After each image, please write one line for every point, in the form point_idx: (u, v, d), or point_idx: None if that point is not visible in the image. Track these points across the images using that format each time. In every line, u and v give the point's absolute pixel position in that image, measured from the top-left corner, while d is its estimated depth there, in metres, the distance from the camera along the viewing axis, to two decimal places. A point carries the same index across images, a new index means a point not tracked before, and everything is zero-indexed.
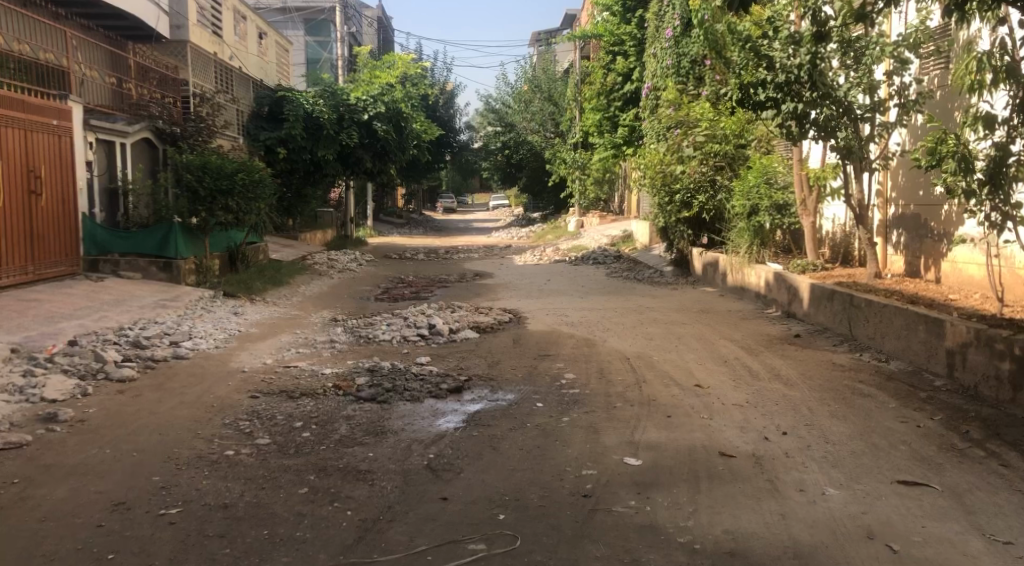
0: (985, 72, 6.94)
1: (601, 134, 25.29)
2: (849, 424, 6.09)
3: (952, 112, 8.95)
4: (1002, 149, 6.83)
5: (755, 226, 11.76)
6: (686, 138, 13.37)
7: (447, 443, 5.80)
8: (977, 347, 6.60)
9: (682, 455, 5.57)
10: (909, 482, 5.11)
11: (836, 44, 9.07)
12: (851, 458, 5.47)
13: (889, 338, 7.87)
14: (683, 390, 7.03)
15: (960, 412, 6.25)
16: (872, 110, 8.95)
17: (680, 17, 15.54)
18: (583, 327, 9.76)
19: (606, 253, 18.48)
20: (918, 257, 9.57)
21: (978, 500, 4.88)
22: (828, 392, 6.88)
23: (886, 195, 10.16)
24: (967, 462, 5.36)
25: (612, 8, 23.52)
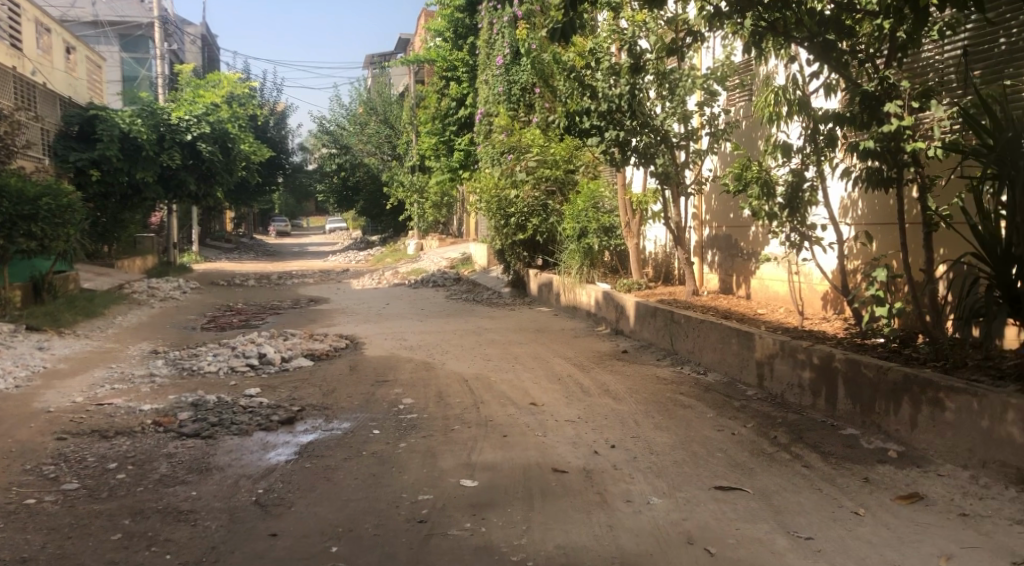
0: (781, 105, 7.56)
1: (437, 158, 25.47)
2: (672, 435, 6.41)
3: (757, 141, 9.64)
4: (797, 176, 7.48)
5: (585, 247, 12.25)
6: (519, 163, 13.65)
7: (278, 476, 5.66)
8: (782, 358, 7.12)
9: (518, 473, 5.69)
10: (725, 488, 5.43)
11: (653, 75, 9.55)
12: (673, 467, 5.77)
13: (707, 351, 8.35)
14: (518, 409, 7.18)
15: (769, 419, 6.71)
16: (686, 139, 9.53)
17: (510, 45, 16.05)
18: (421, 350, 9.79)
19: (446, 275, 18.60)
20: (731, 275, 10.21)
21: (785, 499, 5.25)
22: (653, 405, 7.21)
23: (701, 217, 10.83)
24: (776, 466, 5.76)
25: (445, 34, 23.73)
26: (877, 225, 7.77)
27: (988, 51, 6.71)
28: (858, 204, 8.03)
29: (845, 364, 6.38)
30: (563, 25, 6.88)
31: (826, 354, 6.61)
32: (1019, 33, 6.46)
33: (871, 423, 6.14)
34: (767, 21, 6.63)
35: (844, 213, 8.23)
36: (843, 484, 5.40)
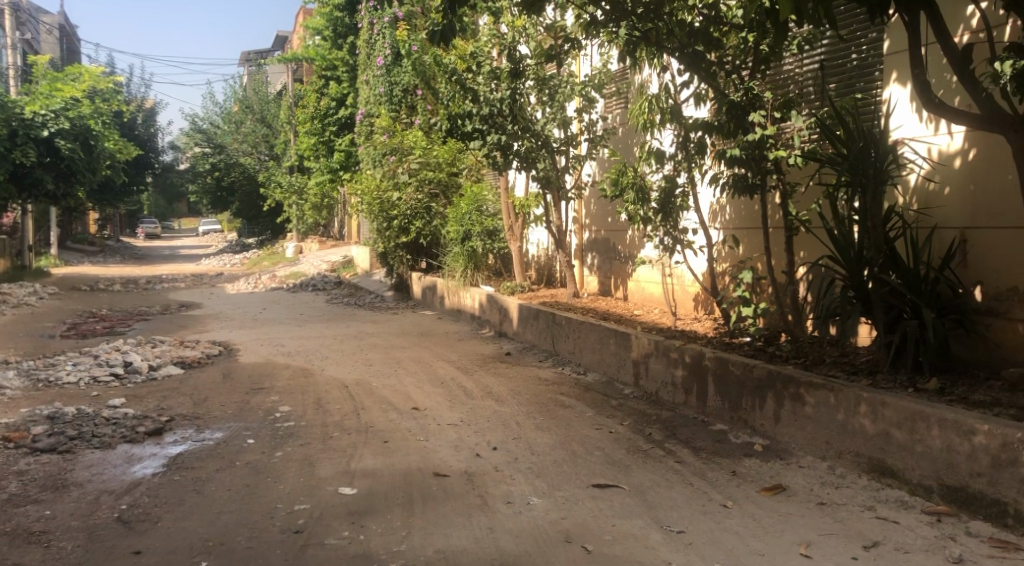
0: (654, 112, 7.75)
1: (317, 159, 24.98)
2: (552, 435, 6.48)
3: (633, 147, 9.89)
4: (670, 182, 7.70)
5: (469, 250, 12.20)
6: (402, 165, 13.43)
7: (142, 491, 5.41)
8: (657, 357, 7.31)
9: (398, 479, 5.63)
10: (602, 486, 5.51)
11: (534, 80, 9.63)
12: (552, 467, 5.82)
13: (586, 352, 8.49)
14: (400, 414, 7.11)
15: (645, 417, 6.88)
16: (565, 144, 9.72)
17: (391, 46, 15.82)
18: (300, 356, 9.57)
19: (327, 279, 18.22)
20: (609, 277, 10.42)
21: (659, 495, 5.36)
22: (534, 406, 7.27)
23: (581, 221, 11.03)
24: (650, 462, 5.89)
25: (324, 32, 23.31)
26: (743, 229, 8.10)
27: (842, 66, 7.11)
28: (725, 209, 8.35)
29: (715, 363, 6.60)
30: (443, 28, 6.71)
31: (697, 353, 6.82)
32: (870, 49, 6.85)
33: (738, 419, 6.37)
34: (641, 31, 6.78)
35: (713, 217, 8.55)
36: (713, 478, 5.58)
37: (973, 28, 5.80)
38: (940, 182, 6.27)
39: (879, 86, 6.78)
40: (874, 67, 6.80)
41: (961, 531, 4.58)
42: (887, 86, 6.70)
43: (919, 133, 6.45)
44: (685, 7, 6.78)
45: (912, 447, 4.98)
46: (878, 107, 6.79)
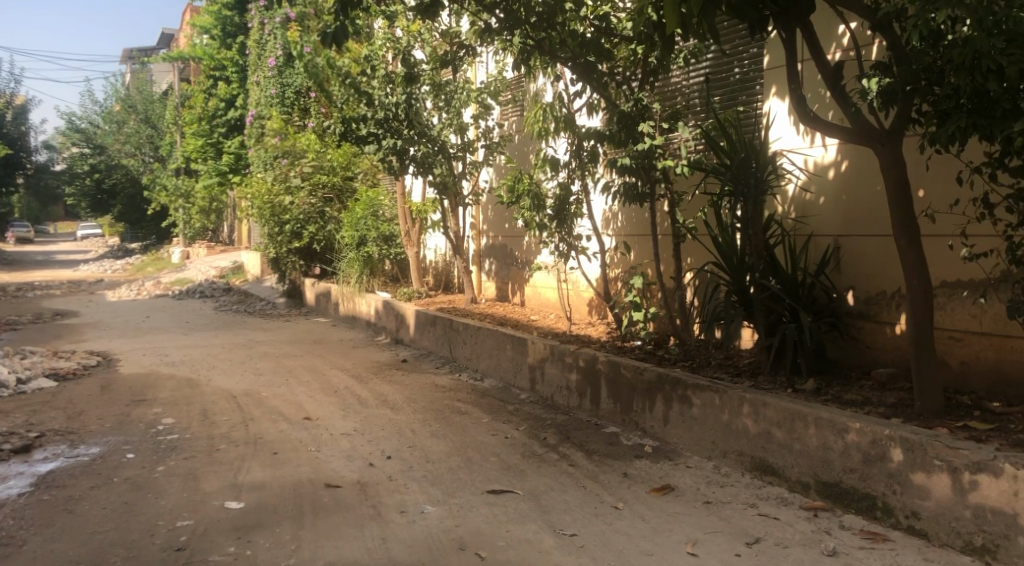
0: (548, 121, 7.85)
1: (205, 161, 24.24)
2: (447, 442, 6.47)
3: (528, 155, 10.00)
4: (565, 189, 7.81)
5: (365, 256, 12.09)
6: (294, 169, 13.22)
7: (9, 513, 5.13)
8: (552, 362, 7.39)
9: (287, 491, 5.51)
10: (497, 491, 5.51)
11: (429, 86, 9.58)
12: (447, 474, 5.80)
13: (483, 358, 8.52)
14: (291, 424, 6.97)
15: (540, 421, 6.95)
16: (462, 150, 9.66)
17: (282, 48, 15.45)
18: (185, 366, 9.26)
19: (215, 285, 17.70)
20: (507, 283, 10.49)
21: (552, 499, 5.40)
22: (429, 413, 7.25)
23: (479, 227, 11.08)
24: (544, 466, 5.95)
25: (211, 31, 22.67)
26: (634, 236, 8.29)
27: (726, 79, 7.39)
28: (618, 216, 8.53)
29: (607, 367, 6.73)
30: (334, 29, 6.51)
31: (590, 357, 6.94)
32: (751, 64, 7.14)
33: (630, 421, 6.51)
34: (535, 40, 6.86)
35: (606, 224, 8.72)
36: (605, 480, 5.67)
37: (843, 47, 6.14)
38: (816, 192, 6.57)
39: (760, 99, 7.08)
40: (755, 81, 7.10)
41: (835, 524, 4.78)
42: (767, 100, 7.00)
43: (797, 145, 6.75)
44: (577, 18, 6.89)
45: (790, 446, 5.18)
46: (759, 119, 7.08)
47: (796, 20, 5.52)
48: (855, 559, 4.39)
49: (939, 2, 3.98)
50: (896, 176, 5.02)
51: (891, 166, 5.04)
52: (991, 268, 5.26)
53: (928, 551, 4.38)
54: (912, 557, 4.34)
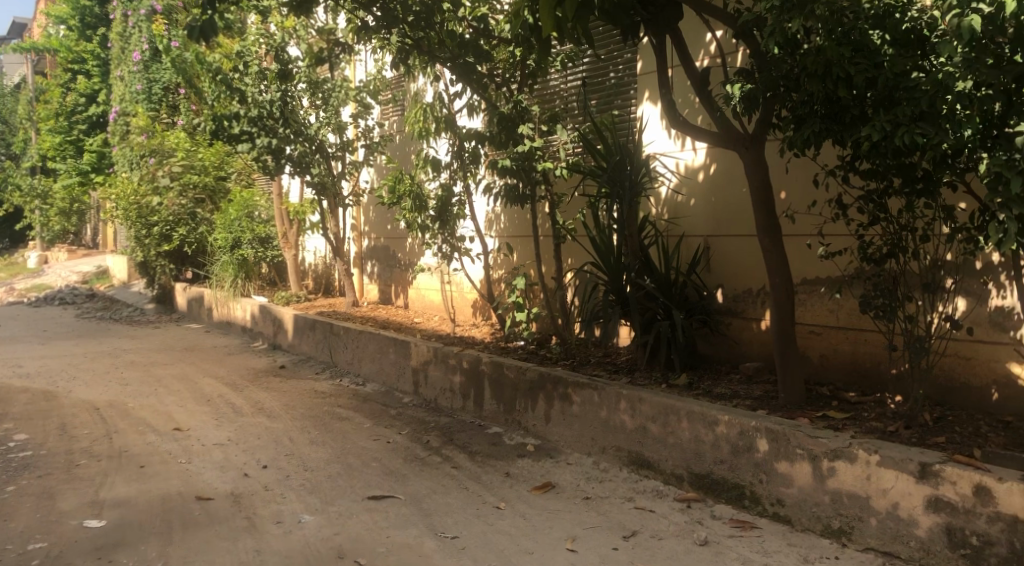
0: (429, 121, 7.81)
1: (64, 160, 23.05)
2: (326, 449, 6.35)
3: (409, 155, 9.97)
4: (447, 190, 7.76)
5: (239, 258, 11.70)
6: (161, 168, 12.59)
7: None
8: (435, 364, 7.37)
9: (154, 506, 5.29)
10: (378, 497, 5.43)
11: (305, 83, 9.37)
12: (326, 482, 5.69)
13: (364, 362, 8.41)
14: (159, 435, 6.70)
15: (423, 424, 6.91)
16: (341, 150, 9.54)
17: (148, 42, 14.95)
18: (42, 378, 8.76)
19: (77, 291, 16.85)
20: (389, 285, 10.40)
21: (434, 502, 5.35)
22: (308, 420, 7.10)
23: (360, 228, 10.92)
24: (426, 469, 5.90)
25: (69, 22, 21.62)
26: (516, 237, 8.36)
27: (602, 83, 7.55)
28: (500, 218, 8.59)
29: (490, 367, 6.75)
30: (202, 24, 6.29)
31: (473, 359, 6.94)
32: (625, 68, 7.33)
33: (513, 421, 6.56)
34: (413, 39, 6.84)
35: (489, 225, 8.76)
36: (487, 480, 5.68)
37: (711, 54, 6.40)
38: (687, 194, 6.80)
39: (634, 103, 7.27)
40: (629, 85, 7.29)
41: (707, 514, 4.94)
42: (640, 104, 7.20)
43: (668, 149, 6.96)
44: (455, 19, 6.87)
45: (665, 439, 5.33)
46: (634, 124, 7.28)
47: (665, 27, 5.68)
48: (724, 547, 4.55)
49: (794, 11, 4.19)
50: (758, 179, 5.24)
51: (754, 169, 5.26)
52: (845, 265, 5.56)
53: (792, 536, 4.58)
54: (777, 542, 4.53)
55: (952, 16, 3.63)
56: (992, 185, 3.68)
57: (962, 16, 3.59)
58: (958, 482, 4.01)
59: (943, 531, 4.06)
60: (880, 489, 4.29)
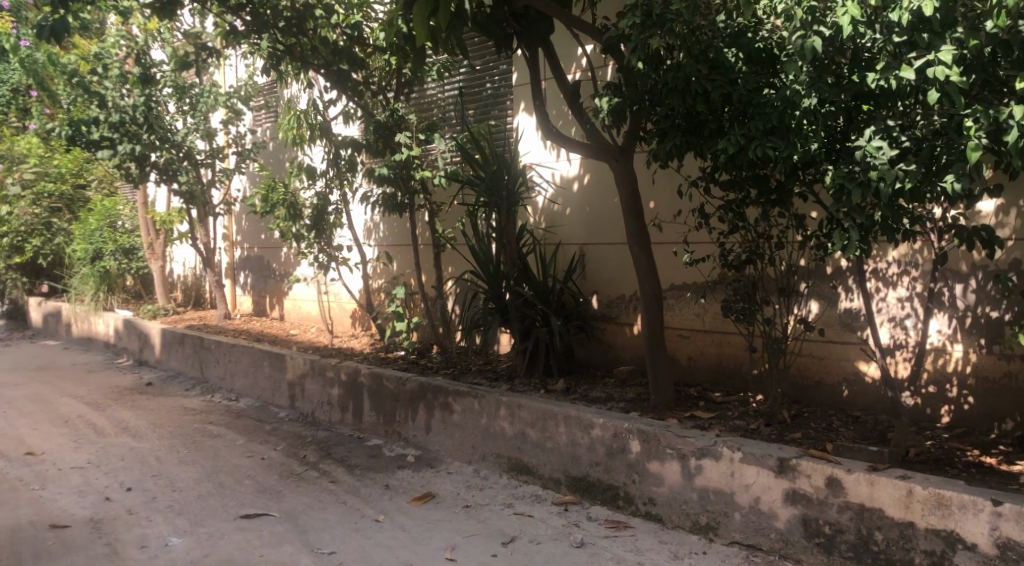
0: (303, 128, 7.60)
1: None
2: (196, 468, 6.15)
3: (283, 163, 9.83)
4: (323, 199, 7.60)
5: (101, 271, 11.08)
6: (11, 174, 11.73)
7: None
8: (312, 377, 7.25)
9: (5, 538, 5.00)
10: (251, 516, 5.30)
11: (171, 88, 9.00)
12: (196, 502, 5.51)
13: (237, 377, 8.19)
14: (11, 461, 6.33)
15: (299, 439, 6.79)
16: (211, 157, 9.31)
17: None
18: None
19: None
20: (264, 297, 10.17)
21: (310, 518, 5.26)
22: (177, 438, 6.86)
23: (232, 238, 10.62)
24: (303, 485, 5.80)
25: None
26: (395, 246, 8.33)
27: (478, 94, 7.64)
28: (379, 227, 8.54)
29: (368, 379, 6.70)
30: (53, 23, 5.99)
31: (351, 371, 6.87)
32: (501, 80, 7.44)
33: (392, 432, 6.52)
34: (284, 46, 6.71)
35: (367, 234, 8.68)
36: (365, 493, 5.63)
37: (582, 67, 6.57)
38: (563, 204, 6.96)
39: (510, 114, 7.38)
40: (505, 96, 7.40)
41: (584, 516, 5.06)
42: (515, 114, 7.30)
43: (544, 159, 7.08)
44: (329, 26, 6.72)
45: (543, 444, 5.42)
46: (510, 134, 7.38)
47: (537, 40, 5.79)
48: (600, 548, 4.66)
49: (652, 29, 4.43)
50: (628, 188, 5.42)
51: (624, 179, 5.43)
52: (709, 271, 5.82)
53: (663, 533, 4.75)
54: (649, 541, 4.68)
55: (796, 37, 3.85)
56: (836, 195, 3.94)
57: (806, 37, 3.82)
58: (812, 475, 4.25)
59: (800, 521, 4.29)
60: (743, 484, 4.50)
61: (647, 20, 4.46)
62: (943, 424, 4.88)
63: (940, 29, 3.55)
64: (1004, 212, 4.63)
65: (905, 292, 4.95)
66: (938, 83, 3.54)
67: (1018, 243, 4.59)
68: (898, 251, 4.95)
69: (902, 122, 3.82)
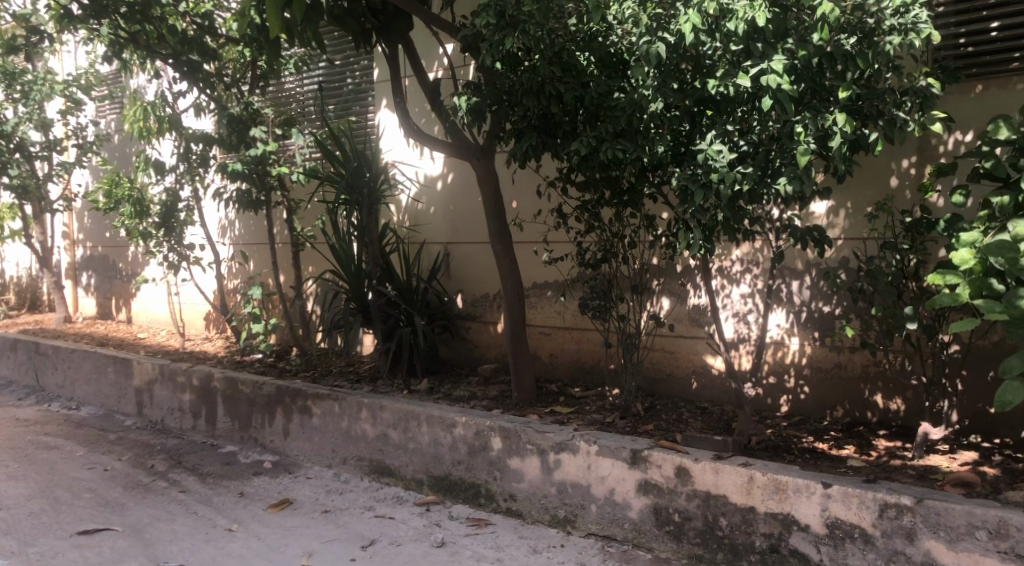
0: (149, 119, 7.24)
1: None
2: (29, 483, 5.78)
3: (130, 156, 9.40)
4: (172, 195, 7.21)
5: None
6: None
7: None
8: (162, 383, 6.95)
9: None
10: (89, 532, 5.02)
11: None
12: (28, 520, 5.18)
13: (78, 384, 7.75)
14: None
15: (147, 448, 6.50)
16: (47, 149, 8.69)
17: None
18: None
19: None
20: (109, 299, 9.68)
21: (156, 530, 5.04)
22: (9, 452, 6.43)
23: (73, 236, 10.03)
24: (149, 496, 5.56)
25: None
26: (252, 245, 8.10)
27: (339, 89, 7.53)
28: (234, 225, 8.26)
29: (222, 383, 6.48)
30: None
31: (203, 376, 6.62)
32: (362, 75, 7.36)
33: (248, 438, 6.33)
34: (127, 33, 6.34)
35: (222, 233, 8.39)
36: (218, 502, 5.44)
37: (444, 65, 6.59)
38: (426, 202, 6.95)
39: (372, 110, 7.32)
40: (367, 92, 7.32)
41: (445, 515, 5.06)
42: (377, 111, 7.23)
43: (406, 157, 7.04)
44: (177, 14, 6.51)
45: (405, 445, 5.40)
46: (371, 131, 7.31)
47: (397, 37, 5.74)
48: (460, 546, 4.68)
49: (506, 30, 4.46)
50: (488, 188, 5.46)
51: (486, 179, 5.46)
52: (567, 270, 5.96)
53: (523, 529, 4.81)
54: (509, 537, 4.74)
55: (642, 42, 3.98)
56: (682, 196, 4.11)
57: (651, 42, 3.97)
58: (663, 465, 4.42)
59: (651, 511, 4.45)
60: (599, 477, 4.63)
61: (501, 20, 4.49)
62: (782, 412, 5.16)
63: (772, 40, 3.81)
64: (835, 213, 4.94)
65: (748, 289, 5.21)
66: (771, 90, 3.74)
67: (847, 242, 4.91)
68: (741, 249, 5.21)
69: (741, 127, 3.98)
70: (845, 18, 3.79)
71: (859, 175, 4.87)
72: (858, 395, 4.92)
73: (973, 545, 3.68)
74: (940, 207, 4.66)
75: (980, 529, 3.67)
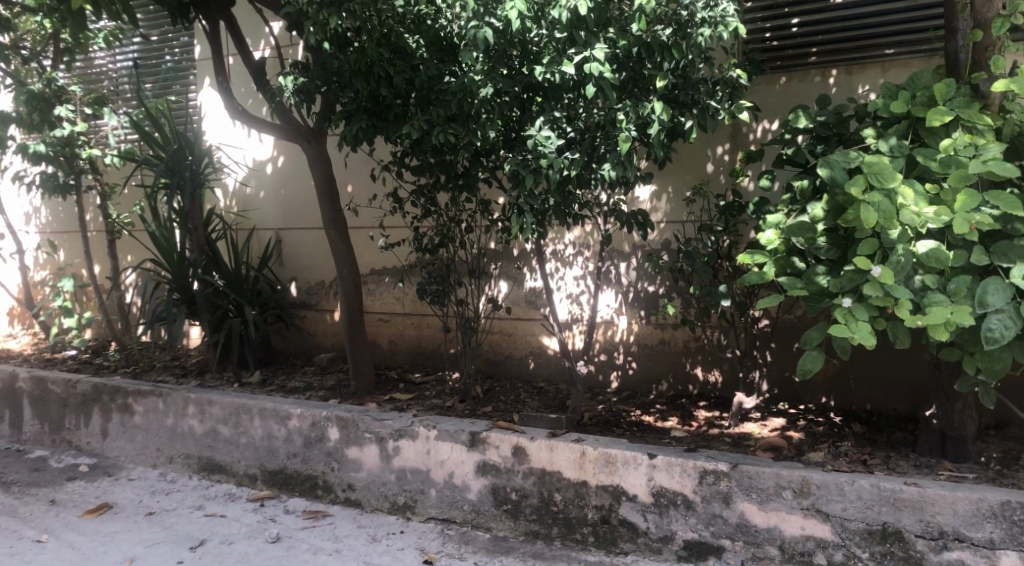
0: None
1: None
2: None
3: None
4: None
5: None
6: None
7: None
8: None
9: None
10: None
11: None
12: None
13: None
14: None
15: None
16: None
17: None
18: None
19: None
20: None
21: None
22: None
23: None
24: None
25: None
26: (60, 233, 7.55)
27: (156, 66, 7.14)
28: (39, 212, 7.68)
29: (29, 384, 6.03)
30: None
31: (7, 376, 6.14)
32: (182, 52, 7.02)
33: (60, 441, 5.93)
34: None
35: (25, 221, 7.78)
36: (26, 512, 5.07)
37: (271, 44, 6.39)
38: (255, 187, 6.72)
39: (193, 89, 6.99)
40: (188, 70, 6.99)
41: (280, 510, 4.93)
42: (200, 90, 6.92)
43: (232, 140, 6.77)
44: None
45: (236, 440, 5.22)
46: (193, 111, 6.99)
47: (218, 13, 5.44)
48: (295, 540, 4.58)
49: (330, 8, 4.35)
50: (319, 172, 5.35)
51: (317, 162, 5.35)
52: (404, 254, 5.94)
53: (361, 518, 4.77)
54: (347, 527, 4.69)
55: (470, 26, 4.00)
56: (514, 181, 4.16)
57: (478, 27, 3.99)
58: (500, 446, 4.50)
59: (490, 491, 4.53)
60: (437, 461, 4.65)
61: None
62: (612, 389, 5.37)
63: (593, 28, 3.91)
64: (656, 197, 5.18)
65: (580, 271, 5.37)
66: (593, 78, 3.86)
67: (668, 225, 5.15)
68: (573, 233, 5.36)
69: (567, 114, 4.11)
70: (662, 10, 3.98)
71: (679, 161, 5.11)
72: (681, 369, 5.19)
73: (781, 505, 3.96)
74: (750, 190, 4.97)
75: (786, 489, 3.95)
